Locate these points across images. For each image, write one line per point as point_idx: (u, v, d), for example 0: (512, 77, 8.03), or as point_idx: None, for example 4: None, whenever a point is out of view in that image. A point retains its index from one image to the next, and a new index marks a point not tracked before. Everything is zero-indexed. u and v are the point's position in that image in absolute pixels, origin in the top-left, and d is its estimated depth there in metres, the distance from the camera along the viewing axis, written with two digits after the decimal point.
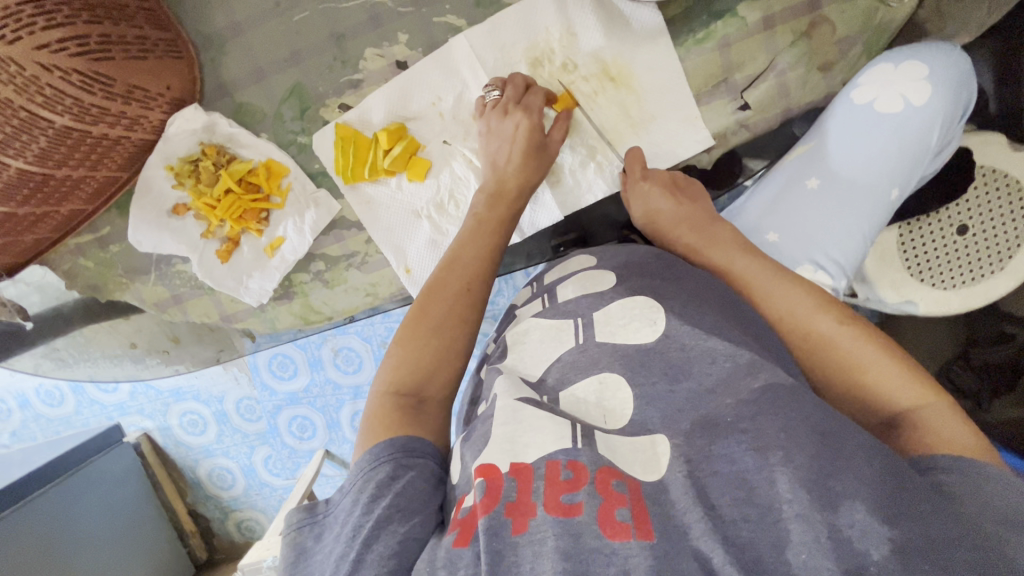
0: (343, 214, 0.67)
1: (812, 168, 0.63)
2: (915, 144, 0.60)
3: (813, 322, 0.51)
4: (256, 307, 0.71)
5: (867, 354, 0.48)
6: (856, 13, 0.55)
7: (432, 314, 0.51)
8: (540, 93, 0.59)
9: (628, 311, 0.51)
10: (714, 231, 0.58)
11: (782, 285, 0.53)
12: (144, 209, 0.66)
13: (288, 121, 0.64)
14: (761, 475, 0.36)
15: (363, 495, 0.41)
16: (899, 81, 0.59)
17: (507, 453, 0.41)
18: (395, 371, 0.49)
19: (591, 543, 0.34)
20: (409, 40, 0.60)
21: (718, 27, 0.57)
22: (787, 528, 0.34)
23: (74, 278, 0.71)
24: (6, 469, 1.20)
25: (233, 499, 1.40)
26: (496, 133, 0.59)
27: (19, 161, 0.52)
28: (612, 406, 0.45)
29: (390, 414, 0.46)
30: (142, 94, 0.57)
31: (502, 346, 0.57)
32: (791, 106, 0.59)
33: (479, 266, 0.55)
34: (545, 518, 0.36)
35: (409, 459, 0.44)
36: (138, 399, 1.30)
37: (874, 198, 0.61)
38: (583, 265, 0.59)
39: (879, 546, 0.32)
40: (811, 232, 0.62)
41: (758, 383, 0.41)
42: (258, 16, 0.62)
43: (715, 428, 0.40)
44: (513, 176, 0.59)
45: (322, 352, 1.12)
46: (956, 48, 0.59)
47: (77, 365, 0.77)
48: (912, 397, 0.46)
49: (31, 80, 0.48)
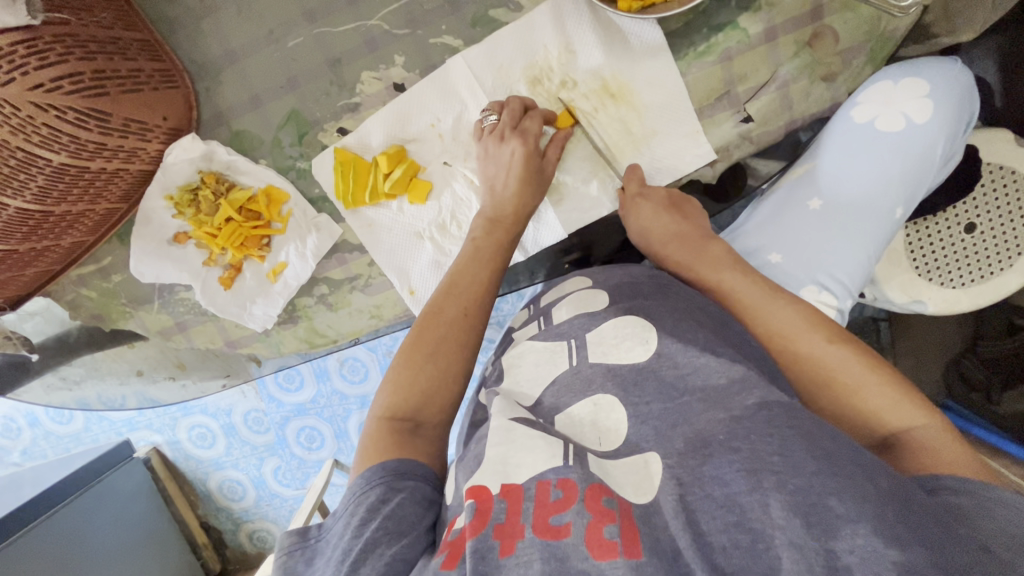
0: (345, 237, 0.66)
1: (812, 188, 0.61)
2: (917, 162, 0.59)
3: (807, 343, 0.50)
4: (261, 332, 0.71)
5: (861, 374, 0.48)
6: (860, 22, 0.54)
7: (428, 338, 0.51)
8: (537, 117, 0.58)
9: (619, 331, 0.50)
10: (709, 248, 0.57)
11: (777, 304, 0.53)
12: (144, 239, 0.65)
13: (286, 147, 0.63)
14: (753, 498, 0.36)
15: (354, 518, 0.41)
16: (900, 99, 0.58)
17: (499, 474, 0.41)
18: (393, 396, 0.48)
19: (577, 565, 0.35)
20: (406, 62, 0.60)
21: (720, 40, 0.56)
22: (779, 556, 0.33)
23: (78, 309, 0.71)
24: (17, 489, 1.20)
25: (245, 511, 1.41)
26: (494, 156, 0.58)
27: (19, 201, 0.52)
28: (606, 426, 0.46)
29: (384, 438, 0.46)
30: (138, 126, 0.57)
31: (499, 369, 0.56)
32: (796, 117, 0.58)
33: (478, 292, 0.54)
34: (533, 540, 0.37)
35: (401, 481, 0.43)
36: (146, 415, 1.31)
37: (879, 218, 0.59)
38: (577, 286, 0.59)
39: (879, 573, 0.31)
40: (816, 252, 0.60)
41: (752, 399, 0.41)
42: (253, 43, 0.61)
43: (707, 447, 0.40)
44: (510, 201, 0.58)
45: (327, 362, 1.13)
46: (958, 64, 0.58)
47: (84, 383, 0.78)
48: (904, 417, 0.47)
49: (27, 121, 0.47)
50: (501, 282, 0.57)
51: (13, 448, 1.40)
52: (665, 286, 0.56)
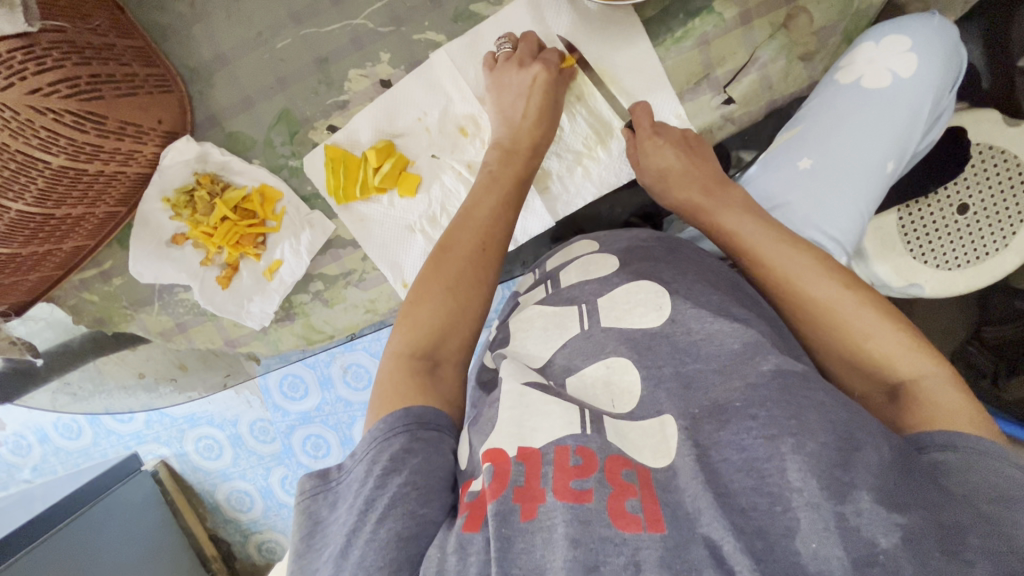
0: (338, 233, 0.68)
1: (802, 149, 0.60)
2: (906, 117, 0.58)
3: (817, 289, 0.49)
4: (259, 330, 0.72)
5: (869, 321, 0.47)
6: (832, 4, 0.56)
7: (445, 271, 0.51)
8: (554, 52, 0.59)
9: (631, 295, 0.49)
10: (725, 194, 0.57)
11: (783, 248, 0.51)
12: (144, 240, 0.67)
13: (278, 147, 0.65)
14: (772, 464, 0.35)
15: (376, 466, 0.40)
16: (883, 57, 0.59)
17: (514, 437, 0.40)
18: (410, 334, 0.48)
19: (602, 531, 0.34)
20: (390, 59, 0.61)
21: (697, 25, 0.58)
22: (798, 518, 0.33)
23: (80, 313, 0.73)
24: (27, 504, 1.21)
25: (252, 522, 1.40)
26: (515, 86, 0.58)
27: (20, 204, 0.53)
28: (621, 390, 0.44)
29: (406, 380, 0.45)
30: (134, 129, 0.58)
31: (503, 333, 0.55)
32: (777, 96, 0.60)
33: (489, 224, 0.54)
34: (554, 503, 0.36)
35: (424, 431, 0.42)
36: (154, 427, 1.32)
37: (870, 175, 0.59)
38: (586, 250, 0.59)
39: (888, 533, 0.32)
40: (805, 210, 0.58)
41: (767, 366, 0.41)
42: (242, 46, 0.63)
43: (724, 414, 0.39)
44: (528, 131, 0.59)
45: (331, 369, 1.13)
46: (940, 18, 0.58)
47: (93, 398, 0.81)
48: (911, 364, 0.45)
49: (26, 124, 0.48)
50: (515, 214, 0.57)
51: (24, 465, 1.41)
52: (673, 249, 0.56)
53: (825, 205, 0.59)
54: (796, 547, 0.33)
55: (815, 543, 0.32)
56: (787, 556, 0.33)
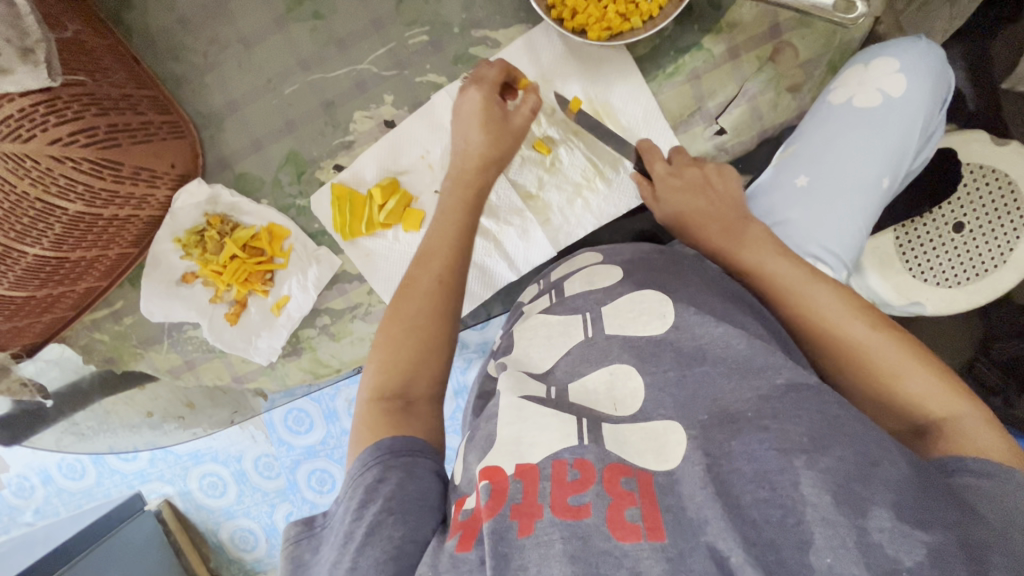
0: (344, 268, 0.69)
1: (799, 167, 0.61)
2: (900, 132, 0.60)
3: (849, 328, 0.50)
4: (267, 366, 0.73)
5: (897, 359, 0.48)
6: (816, 37, 0.59)
7: (406, 308, 0.51)
8: (496, 65, 0.59)
9: (635, 304, 0.50)
10: (745, 231, 0.56)
11: (815, 285, 0.52)
12: (155, 280, 0.69)
13: (286, 186, 0.68)
14: (785, 477, 0.36)
15: (352, 501, 0.40)
16: (873, 78, 0.61)
17: (512, 455, 0.39)
18: (380, 376, 0.48)
19: (600, 546, 0.34)
20: (394, 100, 0.65)
21: (686, 61, 0.61)
22: (812, 532, 0.34)
23: (91, 352, 0.74)
24: (29, 548, 1.19)
25: (256, 561, 1.36)
26: (460, 107, 0.59)
27: (36, 248, 0.55)
28: (623, 395, 0.44)
29: (379, 422, 0.45)
30: (148, 173, 0.60)
31: (508, 340, 0.55)
32: (766, 127, 0.62)
33: (450, 261, 0.54)
34: (552, 520, 0.35)
35: (396, 459, 0.42)
36: (157, 465, 1.30)
37: (868, 189, 0.60)
38: (588, 262, 0.59)
39: (912, 551, 0.32)
40: (805, 227, 0.60)
41: (781, 378, 0.41)
42: (252, 92, 0.66)
43: (736, 423, 0.39)
44: (471, 153, 0.58)
45: (336, 402, 1.13)
46: (925, 41, 0.61)
47: (97, 437, 0.81)
48: (942, 404, 0.45)
49: (45, 172, 0.50)
50: (470, 241, 0.56)
51: (25, 508, 1.39)
52: (677, 260, 0.56)
53: (824, 221, 0.60)
54: (808, 560, 0.33)
55: (831, 557, 0.33)
56: (800, 566, 0.33)
